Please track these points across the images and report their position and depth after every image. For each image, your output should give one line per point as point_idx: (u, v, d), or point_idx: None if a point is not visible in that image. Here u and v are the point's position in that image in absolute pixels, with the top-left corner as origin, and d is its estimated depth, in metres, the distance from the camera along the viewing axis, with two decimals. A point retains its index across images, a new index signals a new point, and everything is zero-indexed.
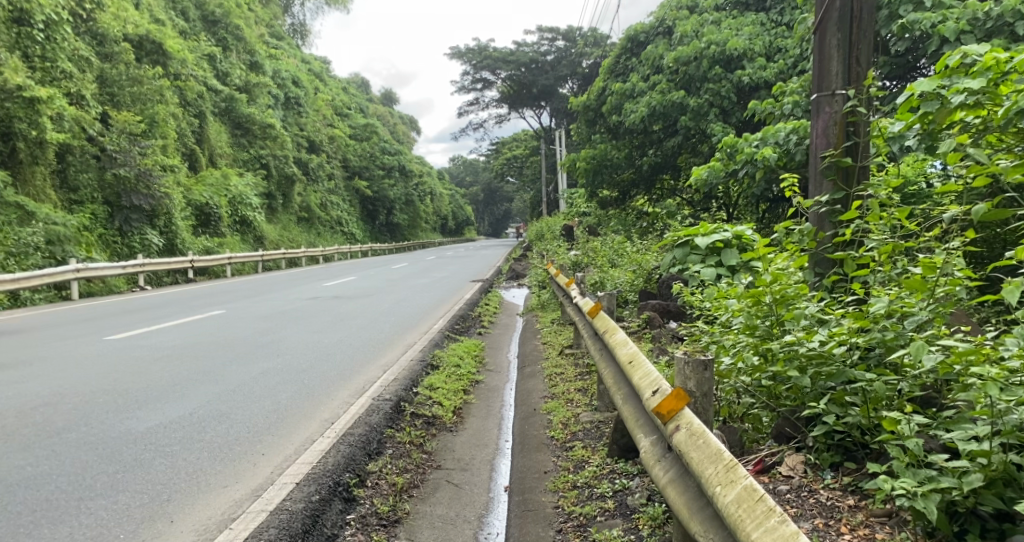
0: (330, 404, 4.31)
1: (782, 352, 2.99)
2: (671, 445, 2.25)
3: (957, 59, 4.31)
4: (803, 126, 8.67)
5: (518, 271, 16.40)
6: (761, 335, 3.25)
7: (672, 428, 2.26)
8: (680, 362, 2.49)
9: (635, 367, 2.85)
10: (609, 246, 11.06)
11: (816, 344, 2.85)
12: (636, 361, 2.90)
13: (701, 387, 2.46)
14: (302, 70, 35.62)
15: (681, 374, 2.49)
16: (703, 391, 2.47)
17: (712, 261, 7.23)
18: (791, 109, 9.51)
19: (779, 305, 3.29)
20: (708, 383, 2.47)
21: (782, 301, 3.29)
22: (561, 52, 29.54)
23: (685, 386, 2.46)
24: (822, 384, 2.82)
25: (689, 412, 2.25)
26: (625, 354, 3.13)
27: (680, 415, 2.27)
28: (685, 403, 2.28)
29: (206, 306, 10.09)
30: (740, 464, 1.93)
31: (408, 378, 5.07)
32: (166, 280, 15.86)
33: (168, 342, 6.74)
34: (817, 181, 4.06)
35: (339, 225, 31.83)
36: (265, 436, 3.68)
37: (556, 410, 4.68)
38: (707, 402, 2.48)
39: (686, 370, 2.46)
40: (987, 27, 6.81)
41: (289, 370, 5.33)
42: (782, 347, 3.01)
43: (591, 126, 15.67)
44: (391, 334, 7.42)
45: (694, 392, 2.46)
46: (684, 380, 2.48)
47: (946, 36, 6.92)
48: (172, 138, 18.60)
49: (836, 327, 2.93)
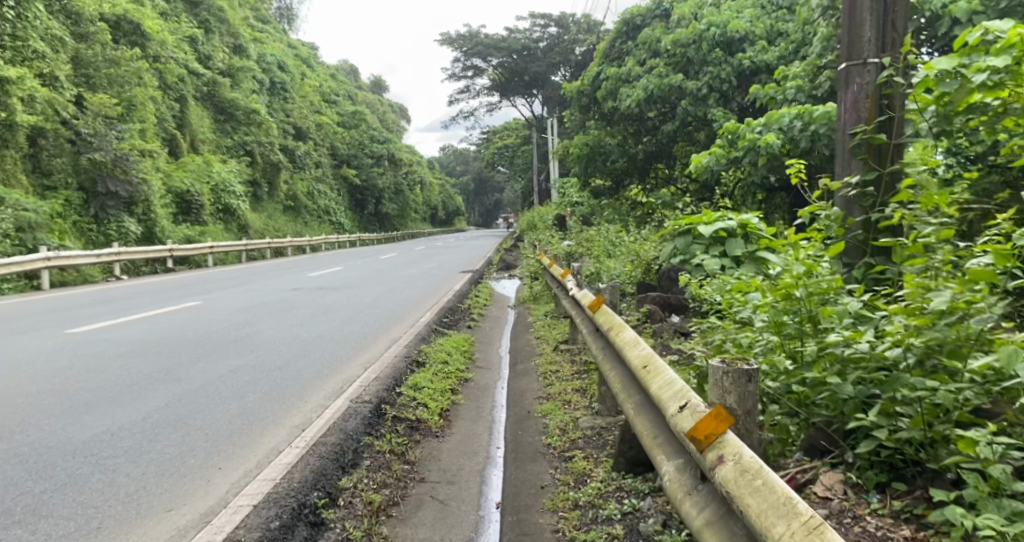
0: (301, 407, 3.89)
1: (821, 353, 2.60)
2: (712, 481, 1.85)
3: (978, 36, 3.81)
4: (807, 111, 8.24)
5: (509, 261, 15.98)
6: (790, 335, 2.87)
7: (714, 459, 1.84)
8: (717, 372, 2.07)
9: (653, 374, 2.44)
10: (604, 235, 10.64)
11: (863, 345, 2.46)
12: (653, 367, 2.49)
13: (742, 403, 2.07)
14: (289, 56, 34.97)
15: (717, 387, 2.09)
16: (745, 409, 2.06)
17: (716, 251, 6.86)
18: (793, 94, 9.12)
19: (811, 300, 2.91)
20: (751, 399, 2.07)
21: (815, 295, 2.91)
22: (553, 39, 29.07)
23: (723, 403, 2.07)
24: (869, 391, 2.42)
25: (734, 439, 1.86)
26: (638, 355, 2.73)
27: (722, 441, 1.87)
28: (728, 426, 1.88)
29: (183, 297, 9.62)
30: (825, 525, 1.53)
31: (390, 377, 4.65)
32: (145, 270, 15.32)
33: (135, 336, 6.27)
34: (845, 161, 3.69)
35: (328, 214, 31.28)
36: (225, 445, 3.25)
37: (552, 414, 4.29)
38: (749, 422, 2.08)
39: (725, 383, 2.05)
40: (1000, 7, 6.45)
41: (261, 368, 4.90)
42: (821, 348, 2.61)
43: (584, 113, 15.22)
44: (375, 327, 6.97)
45: (735, 411, 2.07)
46: (722, 396, 2.08)
47: (957, 17, 6.53)
48: (152, 122, 18.00)
49: (882, 325, 2.55)
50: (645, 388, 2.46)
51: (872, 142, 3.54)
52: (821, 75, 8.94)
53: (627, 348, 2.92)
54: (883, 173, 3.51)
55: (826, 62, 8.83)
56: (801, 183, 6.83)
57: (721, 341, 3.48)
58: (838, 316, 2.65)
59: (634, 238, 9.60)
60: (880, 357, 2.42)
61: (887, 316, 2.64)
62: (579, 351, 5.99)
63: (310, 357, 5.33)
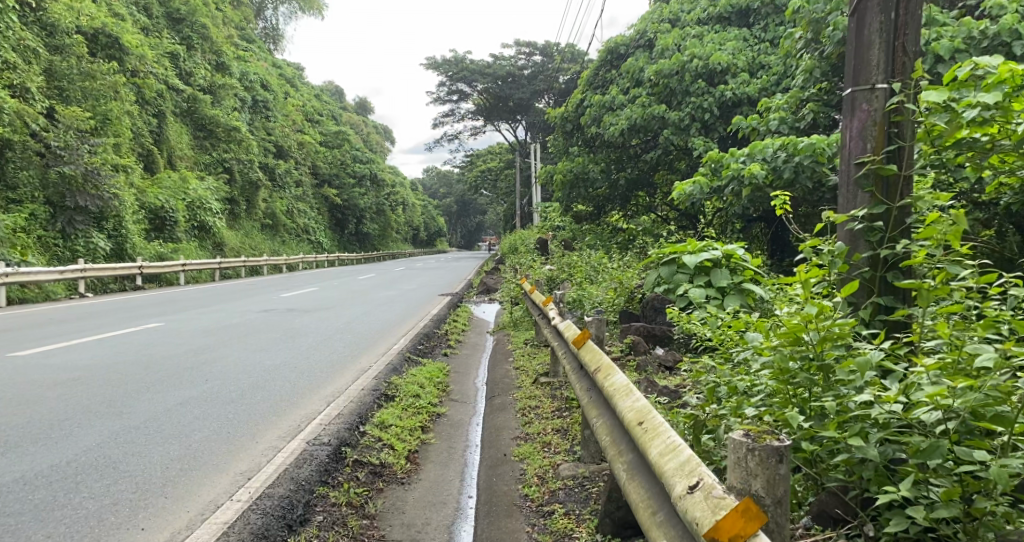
0: (251, 449, 3.50)
1: (840, 411, 2.31)
2: None
3: (968, 70, 3.71)
4: (793, 143, 8.06)
5: (489, 284, 15.63)
6: (799, 384, 2.59)
7: None
8: (743, 450, 1.80)
9: (653, 437, 2.16)
10: (586, 261, 10.34)
11: (895, 407, 2.17)
12: (653, 427, 2.20)
13: (773, 490, 1.78)
14: (272, 75, 34.68)
15: (739, 468, 1.82)
16: (776, 498, 1.78)
17: (700, 282, 6.57)
18: (775, 125, 8.97)
19: (821, 345, 2.64)
20: (781, 485, 1.79)
21: (828, 339, 2.64)
22: (537, 67, 29.12)
23: (749, 488, 1.79)
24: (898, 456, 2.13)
25: None
26: (632, 407, 2.43)
27: None
28: (758, 528, 1.62)
29: (146, 317, 9.18)
30: None
31: (356, 415, 4.27)
32: (112, 287, 14.82)
33: (83, 360, 5.84)
34: (849, 193, 3.41)
35: (306, 233, 30.82)
36: (155, 498, 2.88)
37: (530, 458, 3.97)
38: (780, 512, 1.79)
39: (751, 464, 1.78)
40: (982, 47, 6.40)
41: (215, 401, 4.51)
42: (840, 404, 2.32)
43: (568, 138, 15.03)
44: (343, 355, 6.59)
45: (764, 499, 1.78)
46: (748, 480, 1.80)
47: (940, 55, 6.31)
48: (127, 137, 17.51)
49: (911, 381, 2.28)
50: (643, 453, 2.18)
51: (880, 173, 3.26)
52: (806, 108, 8.76)
53: (618, 395, 2.61)
54: (892, 207, 3.24)
55: (810, 95, 8.67)
56: (787, 214, 6.64)
57: (715, 385, 3.17)
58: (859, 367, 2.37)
59: (616, 265, 9.31)
60: (907, 418, 2.13)
61: (911, 369, 2.37)
62: (560, 385, 5.66)
63: (271, 389, 4.95)
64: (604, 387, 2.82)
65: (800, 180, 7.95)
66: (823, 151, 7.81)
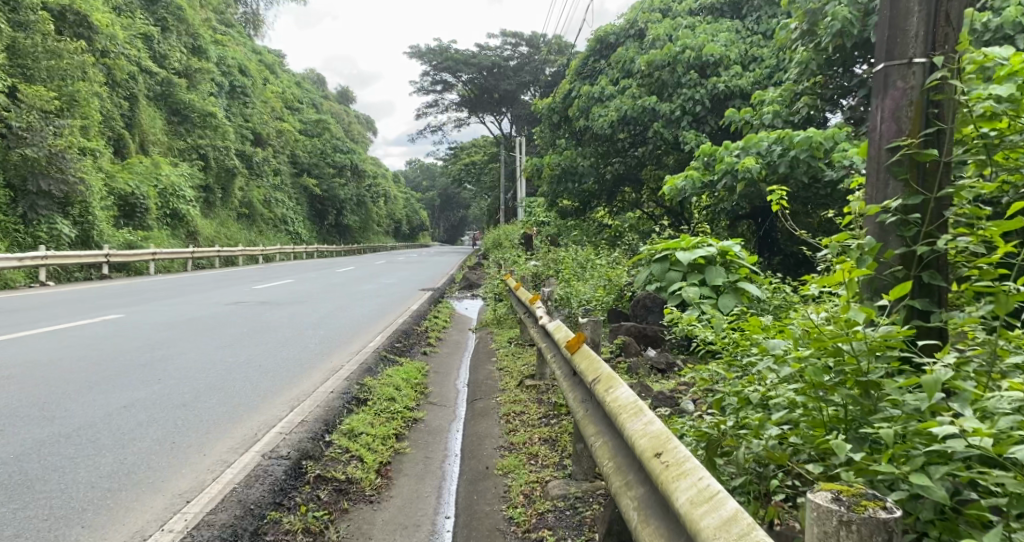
0: (194, 463, 3.05)
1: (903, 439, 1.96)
2: None
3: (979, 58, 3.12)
4: (788, 136, 7.72)
5: (472, 279, 15.17)
6: (845, 405, 2.24)
7: None
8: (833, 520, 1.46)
9: (678, 477, 1.77)
10: (574, 256, 9.94)
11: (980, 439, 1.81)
12: (677, 464, 1.81)
13: None
14: (252, 61, 33.87)
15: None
16: None
17: (693, 280, 6.22)
18: (770, 118, 8.56)
19: (869, 356, 2.28)
20: None
21: (876, 350, 2.27)
22: (523, 58, 28.60)
23: None
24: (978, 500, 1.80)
25: None
26: (646, 432, 2.04)
27: None
28: None
29: (105, 308, 8.65)
30: None
31: (320, 423, 3.84)
32: (78, 275, 14.21)
33: (25, 355, 5.34)
34: (878, 183, 3.00)
35: (284, 224, 30.16)
36: (66, 528, 2.48)
37: (516, 473, 3.58)
38: None
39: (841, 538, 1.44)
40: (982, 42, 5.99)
41: (164, 404, 4.05)
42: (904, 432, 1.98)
43: (555, 131, 14.61)
44: (314, 352, 6.14)
45: None
46: None
47: None
48: (95, 119, 16.80)
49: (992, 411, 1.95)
50: (664, 495, 1.79)
51: (915, 159, 2.84)
52: (800, 101, 8.37)
53: (625, 414, 2.21)
54: (930, 198, 2.81)
55: (804, 88, 8.27)
56: (783, 209, 6.39)
57: (727, 397, 2.81)
58: (926, 388, 1.99)
59: (605, 261, 8.92)
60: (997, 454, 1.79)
61: (987, 394, 2.03)
62: (548, 388, 5.25)
63: (228, 391, 4.48)
64: (605, 401, 2.42)
65: (795, 174, 7.67)
66: (820, 145, 7.57)
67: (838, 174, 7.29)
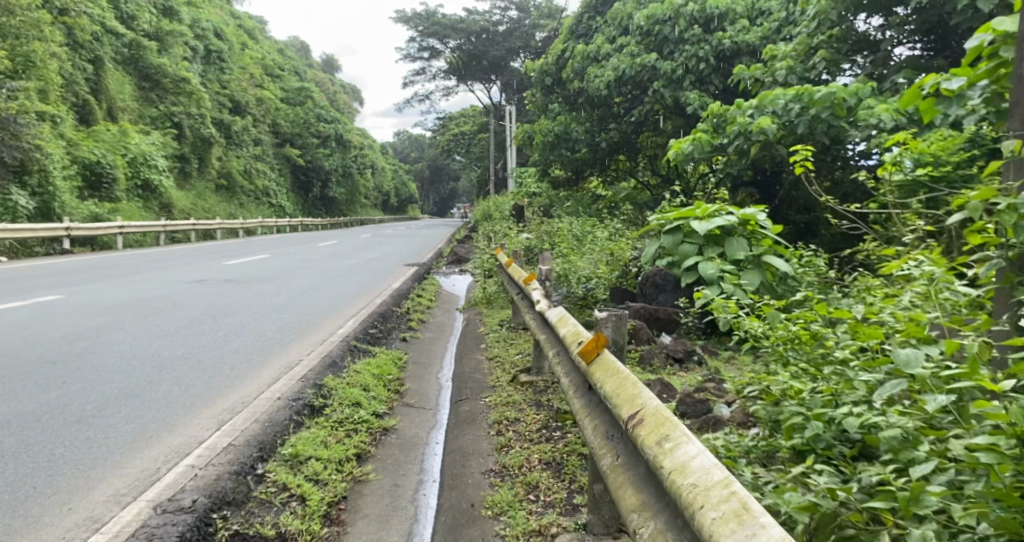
0: (43, 532, 2.28)
1: None
2: None
3: None
4: (807, 91, 6.66)
5: (461, 253, 14.20)
6: None
7: None
8: None
9: None
10: (570, 228, 9.01)
11: None
12: None
13: None
14: (228, 25, 32.33)
15: None
16: None
17: (712, 255, 5.28)
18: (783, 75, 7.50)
19: None
20: None
21: None
22: (513, 23, 27.15)
23: None
24: None
25: None
26: None
27: None
28: None
29: (48, 288, 7.68)
30: None
31: (254, 451, 2.95)
32: (38, 250, 13.19)
33: None
34: None
35: (267, 196, 29.04)
36: None
37: (513, 516, 2.68)
38: None
39: None
40: None
41: (53, 420, 3.18)
42: None
43: (546, 95, 13.50)
44: (269, 342, 5.24)
45: None
46: None
47: None
48: (54, 82, 15.52)
49: None
50: None
51: None
52: (816, 55, 7.45)
53: (720, 521, 1.33)
54: None
55: (820, 42, 7.43)
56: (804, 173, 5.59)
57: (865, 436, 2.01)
58: None
59: (606, 234, 7.95)
60: None
61: None
62: (545, 384, 4.34)
63: (147, 398, 3.58)
64: (667, 474, 1.53)
65: (815, 136, 6.67)
66: (842, 102, 6.54)
67: (862, 135, 6.31)
